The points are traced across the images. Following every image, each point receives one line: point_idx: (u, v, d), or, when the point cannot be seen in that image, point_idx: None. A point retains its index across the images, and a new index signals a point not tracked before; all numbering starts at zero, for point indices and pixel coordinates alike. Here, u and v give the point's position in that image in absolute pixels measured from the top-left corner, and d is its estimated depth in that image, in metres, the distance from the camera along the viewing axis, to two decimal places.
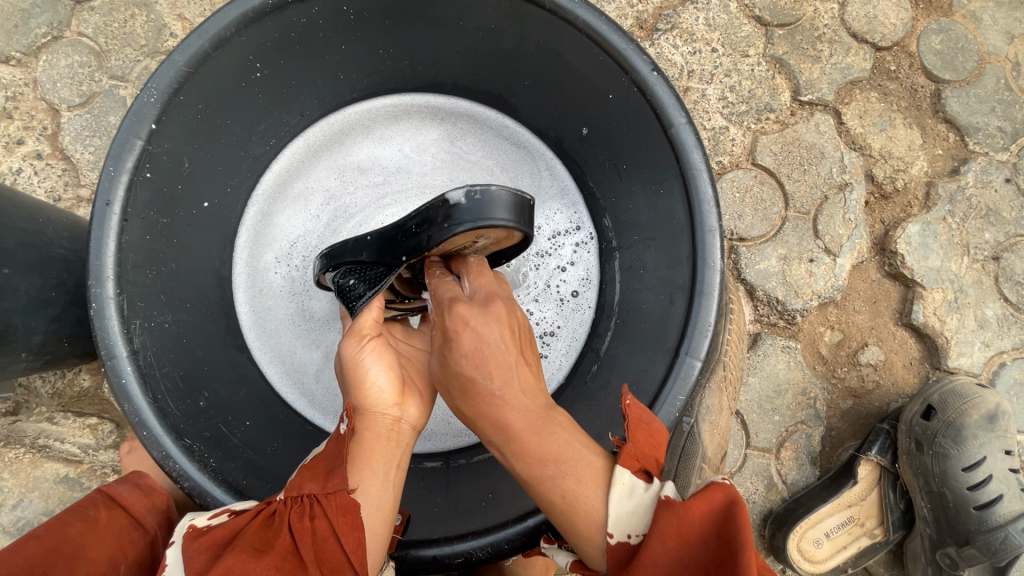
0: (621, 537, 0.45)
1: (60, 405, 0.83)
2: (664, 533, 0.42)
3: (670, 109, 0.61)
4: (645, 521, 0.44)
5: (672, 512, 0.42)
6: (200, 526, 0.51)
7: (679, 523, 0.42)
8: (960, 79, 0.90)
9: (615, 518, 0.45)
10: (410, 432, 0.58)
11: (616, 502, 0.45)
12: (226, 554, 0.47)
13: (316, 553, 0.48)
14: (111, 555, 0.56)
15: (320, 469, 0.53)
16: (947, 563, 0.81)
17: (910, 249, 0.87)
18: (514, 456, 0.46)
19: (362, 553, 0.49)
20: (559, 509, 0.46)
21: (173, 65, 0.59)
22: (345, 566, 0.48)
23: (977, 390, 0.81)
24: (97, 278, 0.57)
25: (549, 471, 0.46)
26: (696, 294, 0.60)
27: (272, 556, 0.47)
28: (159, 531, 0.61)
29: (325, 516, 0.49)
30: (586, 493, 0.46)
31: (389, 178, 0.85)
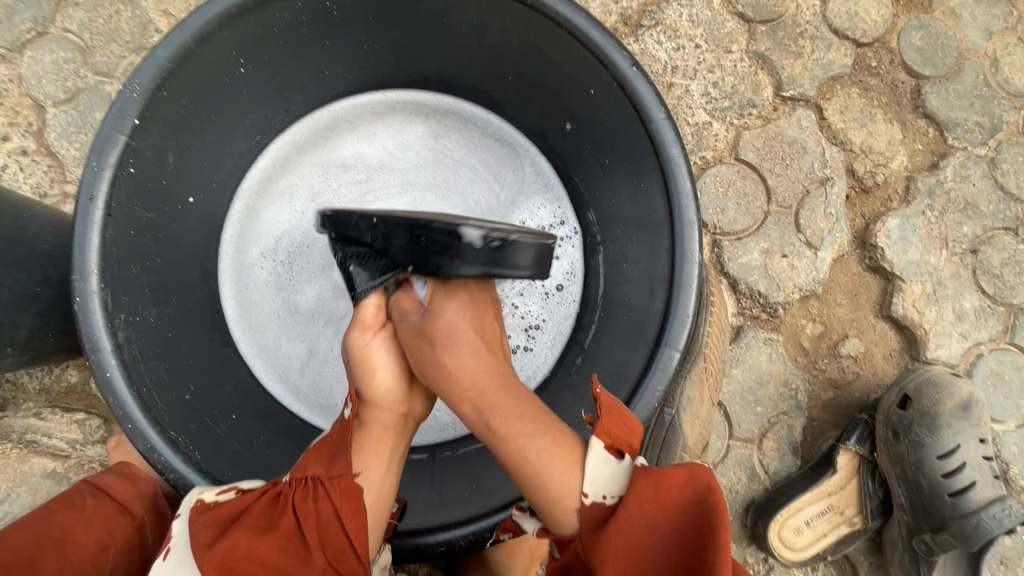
0: (596, 497, 0.49)
1: (48, 401, 0.83)
2: (642, 495, 0.46)
3: (649, 104, 0.61)
4: (619, 485, 0.49)
5: (651, 479, 0.46)
6: (208, 501, 0.52)
7: (657, 489, 0.45)
8: (939, 75, 0.91)
9: (592, 481, 0.49)
10: (413, 423, 0.62)
11: (593, 467, 0.50)
12: (233, 529, 0.49)
13: (319, 536, 0.50)
14: (100, 539, 0.56)
15: (325, 453, 0.55)
16: (923, 549, 0.82)
17: (890, 243, 0.88)
18: (490, 411, 0.53)
19: (364, 536, 0.51)
20: (531, 469, 0.50)
21: (156, 60, 0.59)
22: (346, 547, 0.50)
23: (952, 379, 0.83)
24: (80, 273, 0.58)
25: (521, 427, 0.52)
26: (674, 286, 0.61)
27: (278, 534, 0.49)
28: (146, 516, 0.61)
29: (329, 498, 0.51)
30: (561, 461, 0.50)
31: (374, 175, 0.86)
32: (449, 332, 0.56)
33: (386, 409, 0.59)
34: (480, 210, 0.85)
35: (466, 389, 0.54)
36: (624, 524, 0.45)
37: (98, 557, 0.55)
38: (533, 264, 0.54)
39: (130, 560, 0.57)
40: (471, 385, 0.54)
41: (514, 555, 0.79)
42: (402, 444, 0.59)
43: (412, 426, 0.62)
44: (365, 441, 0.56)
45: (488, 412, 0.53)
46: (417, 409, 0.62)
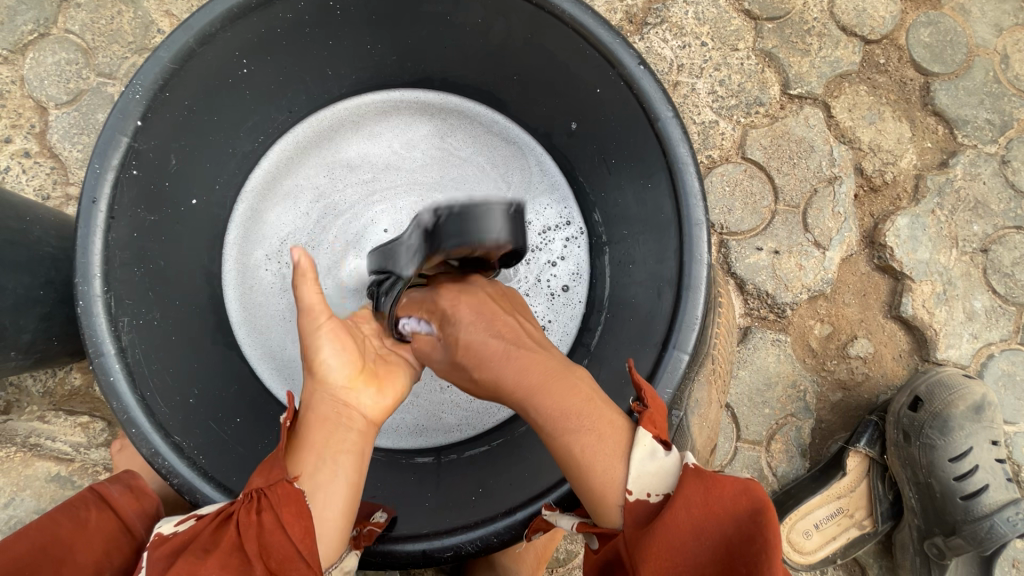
0: (640, 494, 0.47)
1: (51, 404, 0.83)
2: (691, 497, 0.44)
3: (657, 103, 0.60)
4: (665, 484, 0.48)
5: (703, 484, 0.45)
6: (166, 533, 0.51)
7: (708, 495, 0.44)
8: (949, 72, 0.90)
9: (637, 477, 0.48)
10: (362, 421, 0.57)
11: (638, 462, 0.49)
12: (177, 557, 0.48)
13: (261, 548, 0.48)
14: (99, 560, 0.56)
15: (268, 463, 0.52)
16: (934, 552, 0.82)
17: (899, 242, 0.87)
18: (537, 410, 0.52)
19: (311, 541, 0.49)
20: (575, 462, 0.49)
21: (158, 61, 0.59)
22: (294, 556, 0.48)
23: (964, 380, 0.81)
24: (84, 276, 0.57)
25: (568, 421, 0.51)
26: (683, 287, 0.60)
27: (218, 554, 0.47)
28: (145, 537, 0.61)
29: (272, 510, 0.49)
30: (603, 450, 0.49)
31: (378, 174, 0.85)
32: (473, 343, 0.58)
33: (336, 407, 0.56)
34: None
35: (513, 390, 0.54)
36: (671, 523, 0.44)
37: None
38: (508, 232, 0.54)
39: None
40: (517, 386, 0.54)
41: (521, 558, 0.79)
42: (356, 444, 0.55)
43: (367, 426, 0.57)
44: (314, 438, 0.54)
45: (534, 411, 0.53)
46: (369, 410, 0.58)
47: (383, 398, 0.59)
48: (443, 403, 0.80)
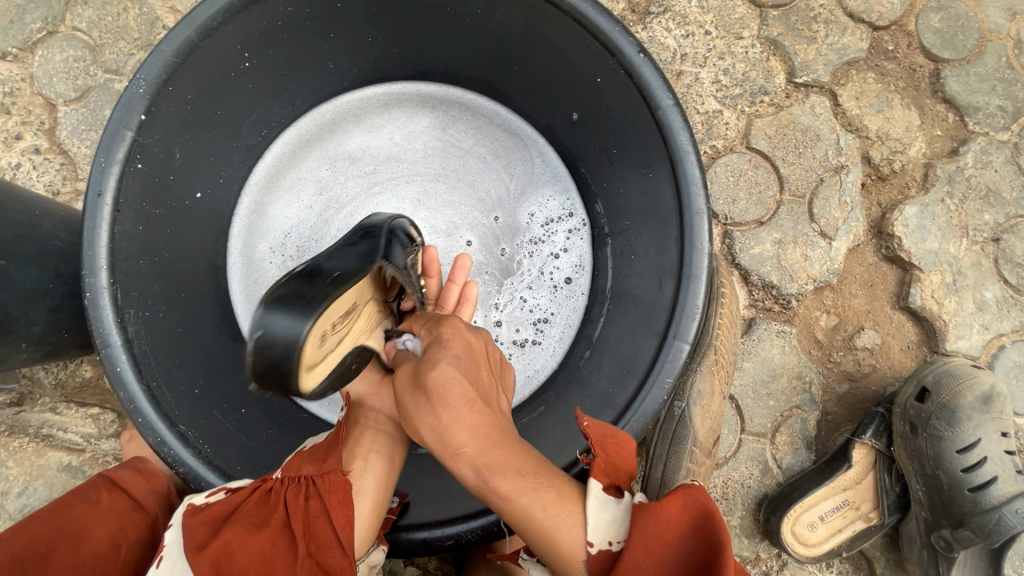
0: (602, 545, 0.44)
1: (63, 396, 0.84)
2: (643, 532, 0.43)
3: (657, 91, 0.60)
4: (623, 529, 0.45)
5: (648, 514, 0.44)
6: (199, 504, 0.55)
7: (657, 523, 0.44)
8: (959, 58, 0.88)
9: (593, 527, 0.45)
10: (392, 424, 0.63)
11: (594, 512, 0.45)
12: (225, 527, 0.53)
13: (305, 529, 0.53)
14: (114, 534, 0.59)
15: (318, 454, 0.59)
16: (942, 545, 0.81)
17: (907, 231, 0.86)
18: (490, 469, 0.45)
19: (349, 531, 0.54)
20: (537, 527, 0.45)
21: (161, 56, 0.60)
22: (333, 542, 0.53)
23: (973, 371, 0.80)
24: (91, 268, 0.58)
25: (525, 484, 0.45)
26: (684, 276, 0.60)
27: (267, 530, 0.53)
28: (159, 512, 0.64)
29: (318, 495, 0.55)
30: (567, 512, 0.45)
31: (380, 167, 0.86)
32: (444, 377, 0.48)
33: (368, 413, 0.64)
34: (489, 201, 0.85)
35: (462, 448, 0.46)
36: (632, 564, 0.42)
37: (112, 551, 0.58)
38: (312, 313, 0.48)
39: (140, 555, 0.60)
40: (472, 441, 0.46)
41: None
42: (387, 446, 0.62)
43: (397, 429, 0.63)
44: (354, 439, 0.61)
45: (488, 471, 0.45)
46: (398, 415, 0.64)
47: None
48: None
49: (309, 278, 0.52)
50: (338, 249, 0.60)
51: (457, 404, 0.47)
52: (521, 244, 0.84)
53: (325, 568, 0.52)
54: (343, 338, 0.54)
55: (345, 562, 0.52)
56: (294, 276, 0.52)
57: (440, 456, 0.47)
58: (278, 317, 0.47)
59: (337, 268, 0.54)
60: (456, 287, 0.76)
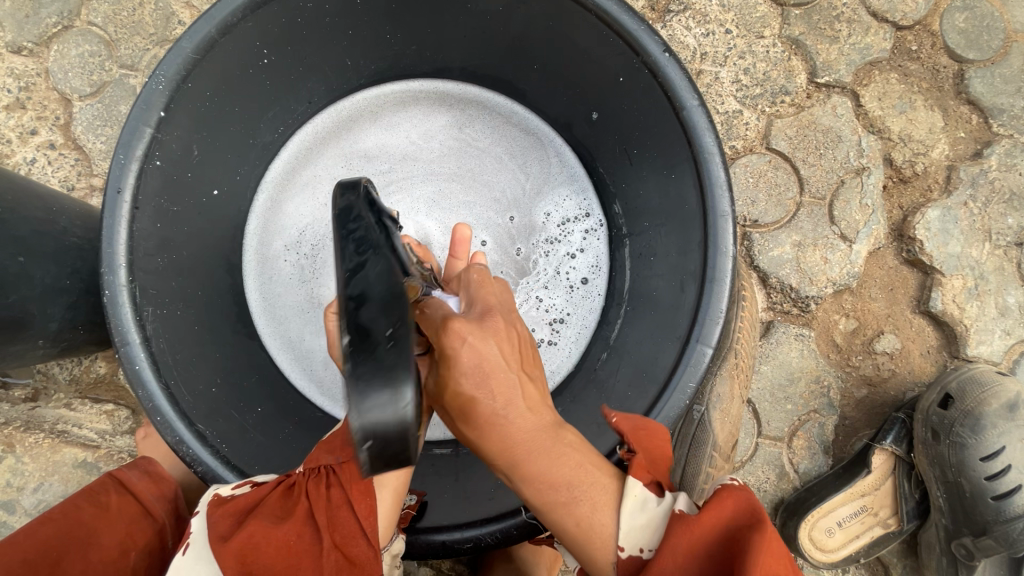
0: (632, 551, 0.45)
1: (77, 392, 0.84)
2: (675, 543, 0.43)
3: (682, 91, 0.59)
4: (657, 536, 0.45)
5: (680, 524, 0.43)
6: (224, 495, 0.55)
7: (689, 536, 0.43)
8: (985, 59, 0.87)
9: (626, 533, 0.46)
10: None
11: (628, 516, 0.46)
12: (248, 520, 0.52)
13: (329, 520, 0.53)
14: (123, 541, 0.59)
15: (334, 443, 0.57)
16: (962, 553, 0.80)
17: (929, 235, 0.85)
18: (520, 479, 0.46)
19: (373, 520, 0.53)
20: (571, 534, 0.47)
21: (180, 52, 0.59)
22: (357, 532, 0.53)
23: (996, 378, 0.79)
24: (109, 266, 0.58)
25: (562, 496, 0.46)
26: (707, 280, 0.59)
27: (293, 522, 0.53)
28: (167, 518, 0.64)
29: (341, 485, 0.54)
30: (598, 518, 0.46)
31: (396, 166, 0.85)
32: (489, 364, 0.45)
33: None
34: (505, 202, 0.84)
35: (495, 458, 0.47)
36: None
37: (120, 558, 0.58)
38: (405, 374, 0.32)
39: (149, 562, 0.60)
40: (501, 449, 0.46)
41: (540, 550, 0.78)
42: None
43: None
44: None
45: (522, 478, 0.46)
46: None
47: None
48: None
49: (353, 347, 0.32)
50: (348, 284, 0.35)
51: (482, 416, 0.45)
52: (537, 244, 0.83)
53: (352, 559, 0.52)
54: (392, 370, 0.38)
55: (371, 551, 0.53)
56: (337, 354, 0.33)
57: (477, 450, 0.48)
58: (373, 407, 0.31)
59: (386, 310, 0.33)
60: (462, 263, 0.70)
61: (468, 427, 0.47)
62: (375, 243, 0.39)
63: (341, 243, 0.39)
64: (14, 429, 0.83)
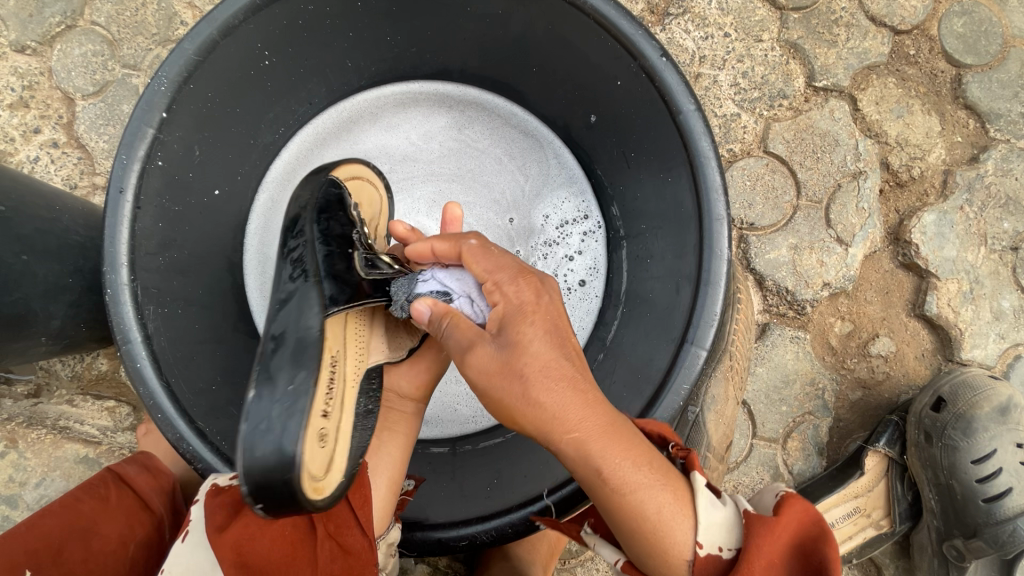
0: (712, 549, 0.45)
1: (79, 388, 0.85)
2: (761, 542, 0.44)
3: (679, 96, 0.60)
4: (735, 534, 0.46)
5: (766, 523, 0.45)
6: (223, 484, 0.55)
7: (773, 534, 0.45)
8: (982, 64, 0.87)
9: (706, 529, 0.46)
10: (403, 401, 0.65)
11: (708, 512, 0.46)
12: (246, 512, 0.54)
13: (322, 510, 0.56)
14: (122, 533, 0.60)
15: None
16: (953, 554, 0.81)
17: (925, 239, 0.85)
18: (601, 454, 0.45)
19: (367, 510, 0.57)
20: (649, 525, 0.45)
21: (183, 54, 0.60)
22: (351, 522, 0.56)
23: (989, 381, 0.79)
24: (112, 264, 0.59)
25: (640, 478, 0.45)
26: (701, 283, 0.60)
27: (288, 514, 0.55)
28: (165, 512, 0.65)
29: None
30: (679, 510, 0.46)
31: (396, 167, 0.86)
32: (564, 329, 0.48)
33: None
34: (504, 203, 0.85)
35: (572, 430, 0.45)
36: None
37: (119, 549, 0.59)
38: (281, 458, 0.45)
39: (148, 554, 0.61)
40: (581, 420, 0.45)
41: (536, 547, 0.78)
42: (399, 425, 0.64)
43: (411, 407, 0.65)
44: None
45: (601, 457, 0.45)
46: (408, 392, 0.65)
47: (416, 373, 0.65)
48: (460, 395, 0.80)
49: (258, 403, 0.46)
50: (275, 325, 0.50)
51: (564, 381, 0.46)
52: (535, 246, 0.84)
53: (346, 548, 0.56)
54: (342, 392, 0.53)
55: (365, 541, 0.57)
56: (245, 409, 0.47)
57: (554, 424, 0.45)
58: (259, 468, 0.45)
59: (288, 366, 0.48)
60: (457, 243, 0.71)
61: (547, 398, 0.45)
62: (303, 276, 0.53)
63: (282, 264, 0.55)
64: (16, 424, 0.83)
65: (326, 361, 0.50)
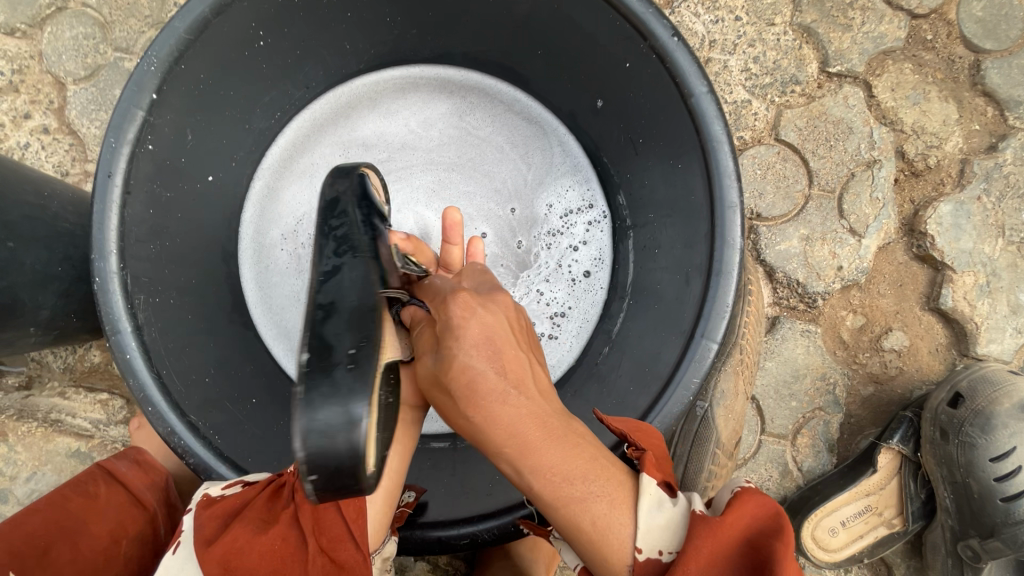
0: (652, 553, 0.44)
1: (71, 380, 0.83)
2: (702, 547, 0.42)
3: (691, 78, 0.57)
4: (677, 536, 0.44)
5: (708, 526, 0.43)
6: (213, 496, 0.55)
7: (715, 536, 0.42)
8: (1002, 49, 0.84)
9: (645, 532, 0.44)
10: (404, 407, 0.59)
11: (647, 514, 0.44)
12: (233, 524, 0.52)
13: (314, 523, 0.53)
14: (113, 531, 0.58)
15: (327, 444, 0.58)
16: (968, 555, 0.79)
17: (941, 230, 0.83)
18: (532, 473, 0.43)
19: (361, 522, 0.53)
20: (587, 535, 0.44)
21: (172, 32, 0.57)
22: (344, 535, 0.53)
23: (1008, 377, 0.77)
24: (100, 252, 0.57)
25: (577, 490, 0.44)
26: (713, 273, 0.57)
27: (277, 526, 0.52)
28: (158, 507, 0.63)
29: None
30: (616, 517, 0.44)
31: (395, 154, 0.83)
32: (497, 338, 0.48)
33: None
34: (506, 192, 0.83)
35: (502, 448, 0.44)
36: None
37: (111, 547, 0.57)
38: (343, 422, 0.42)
39: (141, 551, 0.60)
40: (508, 438, 0.44)
41: (536, 548, 0.77)
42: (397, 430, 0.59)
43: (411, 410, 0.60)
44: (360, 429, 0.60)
45: (530, 475, 0.44)
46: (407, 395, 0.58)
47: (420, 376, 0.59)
48: None
49: (317, 369, 0.43)
50: (323, 295, 0.48)
51: (491, 398, 0.45)
52: (538, 236, 0.82)
53: (339, 563, 0.52)
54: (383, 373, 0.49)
55: (359, 555, 0.53)
56: (299, 375, 0.43)
57: (486, 442, 0.45)
58: (317, 416, 0.41)
59: (347, 333, 0.45)
60: (456, 245, 0.71)
61: (474, 415, 0.45)
62: (352, 252, 0.52)
63: (324, 241, 0.53)
64: (7, 418, 0.82)
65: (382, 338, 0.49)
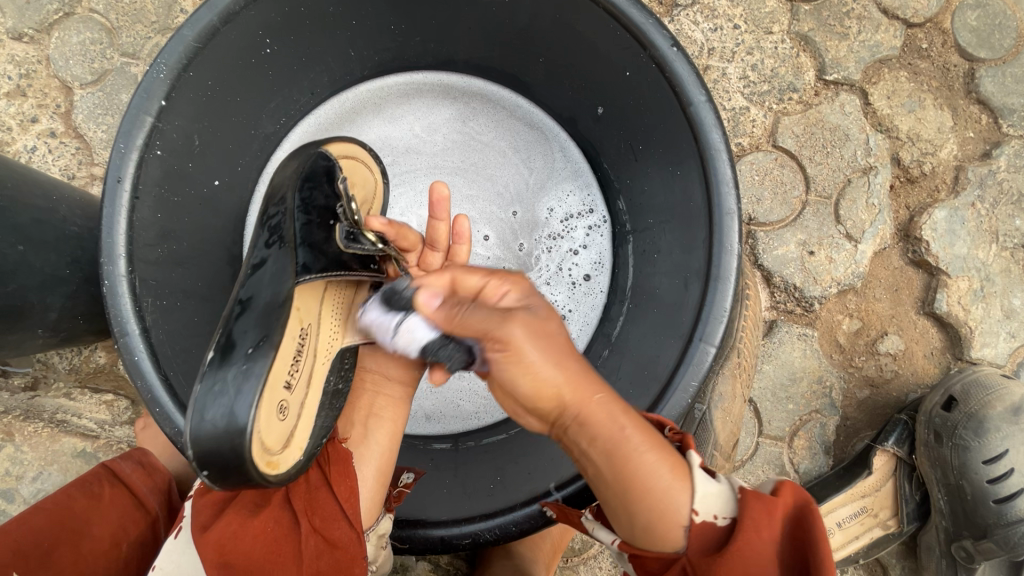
0: (708, 517, 0.44)
1: (77, 380, 0.84)
2: (755, 519, 0.42)
3: (690, 87, 0.58)
4: (730, 506, 0.44)
5: (760, 502, 0.43)
6: (210, 484, 0.56)
7: (767, 511, 0.43)
8: (996, 58, 0.85)
9: (700, 498, 0.44)
10: (390, 385, 0.65)
11: (700, 483, 0.44)
12: (226, 508, 0.53)
13: (306, 504, 0.55)
14: (114, 534, 0.59)
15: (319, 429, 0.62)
16: (962, 555, 0.81)
17: (936, 235, 0.84)
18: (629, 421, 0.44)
19: (354, 500, 0.56)
20: (653, 492, 0.43)
21: (182, 40, 0.58)
22: (338, 514, 0.55)
23: (1002, 381, 0.78)
24: (109, 256, 0.58)
25: (654, 444, 0.45)
26: (711, 279, 0.58)
27: (269, 509, 0.54)
28: (160, 511, 0.64)
29: (320, 468, 0.58)
30: (679, 477, 0.44)
31: (399, 159, 0.85)
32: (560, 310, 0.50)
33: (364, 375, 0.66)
34: (508, 196, 0.84)
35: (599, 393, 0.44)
36: (743, 552, 0.41)
37: (111, 550, 0.58)
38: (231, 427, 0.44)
39: (140, 554, 0.60)
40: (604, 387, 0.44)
41: (537, 545, 0.78)
42: (386, 409, 0.64)
43: (399, 390, 0.65)
44: (350, 407, 0.65)
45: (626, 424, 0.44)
46: (392, 374, 0.65)
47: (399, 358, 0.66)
48: (461, 391, 0.81)
49: (216, 368, 0.45)
50: (245, 289, 0.50)
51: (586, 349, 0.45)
52: (539, 239, 0.83)
53: (333, 541, 0.54)
54: (308, 370, 0.55)
55: (352, 533, 0.54)
56: (200, 373, 0.45)
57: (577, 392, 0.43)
58: (209, 419, 0.44)
59: (252, 331, 0.47)
60: (444, 224, 0.66)
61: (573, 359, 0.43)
62: (280, 244, 0.52)
63: (260, 229, 0.54)
64: (13, 418, 0.82)
65: (294, 333, 0.52)
